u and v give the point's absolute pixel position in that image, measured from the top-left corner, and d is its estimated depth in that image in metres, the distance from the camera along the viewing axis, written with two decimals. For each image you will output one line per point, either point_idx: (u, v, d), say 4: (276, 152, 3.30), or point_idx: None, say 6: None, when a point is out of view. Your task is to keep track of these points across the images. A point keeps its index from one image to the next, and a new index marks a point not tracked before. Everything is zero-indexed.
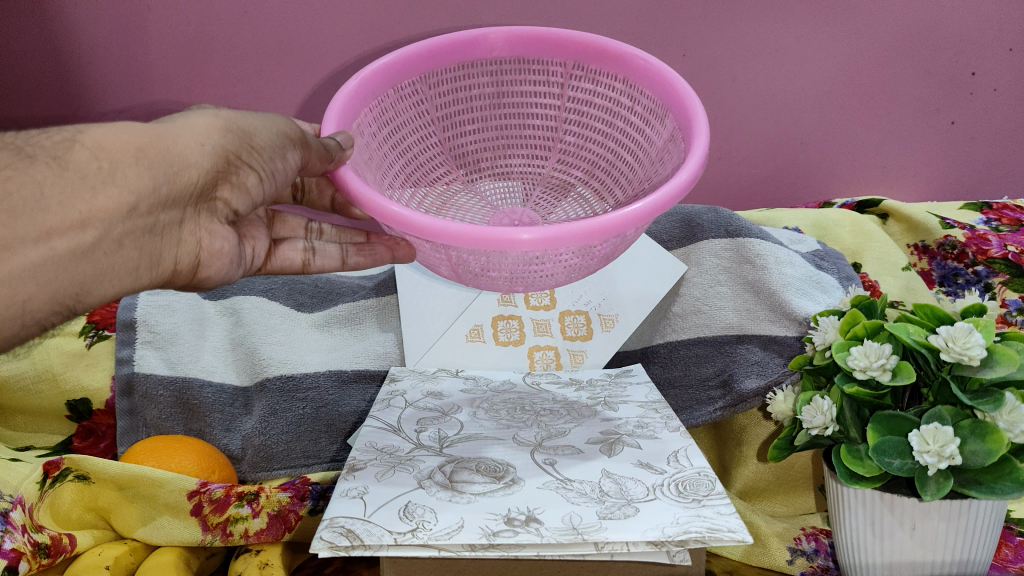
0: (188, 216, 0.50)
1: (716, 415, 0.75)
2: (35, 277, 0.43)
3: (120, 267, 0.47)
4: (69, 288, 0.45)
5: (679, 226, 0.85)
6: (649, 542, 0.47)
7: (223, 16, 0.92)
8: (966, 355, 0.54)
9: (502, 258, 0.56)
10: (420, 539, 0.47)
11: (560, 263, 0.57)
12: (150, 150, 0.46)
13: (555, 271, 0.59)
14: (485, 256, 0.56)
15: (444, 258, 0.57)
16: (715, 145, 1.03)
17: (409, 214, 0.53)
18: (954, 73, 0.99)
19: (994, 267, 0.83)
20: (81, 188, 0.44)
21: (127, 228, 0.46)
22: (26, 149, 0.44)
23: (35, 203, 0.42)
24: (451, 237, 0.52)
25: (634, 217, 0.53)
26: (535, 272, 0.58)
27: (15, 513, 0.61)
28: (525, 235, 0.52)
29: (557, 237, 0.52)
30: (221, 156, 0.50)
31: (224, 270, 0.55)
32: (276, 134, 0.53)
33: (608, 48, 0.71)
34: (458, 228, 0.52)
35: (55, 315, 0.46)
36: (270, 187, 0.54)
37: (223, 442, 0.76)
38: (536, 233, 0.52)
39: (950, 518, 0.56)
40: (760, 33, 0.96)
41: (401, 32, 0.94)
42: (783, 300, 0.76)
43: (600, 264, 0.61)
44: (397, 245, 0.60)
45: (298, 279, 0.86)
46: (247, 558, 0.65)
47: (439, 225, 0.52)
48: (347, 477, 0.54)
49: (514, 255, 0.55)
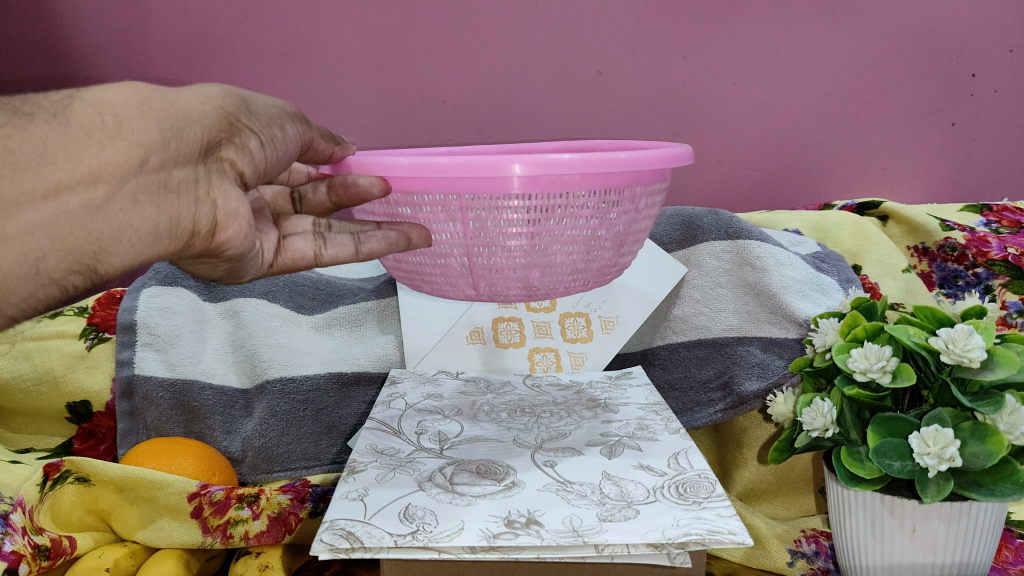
0: (201, 174, 0.43)
1: (717, 417, 0.75)
2: (49, 234, 0.37)
3: (138, 227, 0.40)
4: (88, 245, 0.39)
5: (679, 228, 0.85)
6: (650, 544, 0.46)
7: (228, 19, 0.95)
8: (966, 357, 0.53)
9: (505, 222, 0.50)
10: (420, 541, 0.46)
11: (576, 230, 0.52)
12: (154, 103, 0.40)
13: (570, 248, 0.53)
14: (494, 218, 0.50)
15: (460, 224, 0.51)
16: (715, 147, 1.02)
17: (411, 161, 0.49)
18: (954, 74, 1.00)
19: (994, 269, 0.83)
20: (87, 141, 0.38)
21: (142, 184, 0.40)
22: (24, 107, 0.38)
23: (40, 159, 0.37)
24: (449, 169, 0.48)
25: (644, 156, 0.50)
26: (548, 243, 0.52)
27: (16, 516, 0.60)
28: (520, 164, 0.47)
29: (555, 164, 0.47)
30: (223, 117, 0.43)
31: (244, 238, 0.47)
32: (276, 106, 0.47)
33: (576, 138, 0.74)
34: (453, 160, 0.47)
35: (75, 275, 0.40)
36: (278, 161, 0.48)
37: (224, 445, 0.76)
38: (530, 160, 0.47)
39: (950, 519, 0.55)
40: (759, 35, 0.97)
41: (406, 34, 0.96)
42: (782, 302, 0.76)
43: (614, 251, 0.56)
44: (411, 229, 0.50)
45: (298, 281, 0.86)
46: (246, 561, 0.65)
47: (436, 163, 0.48)
48: (347, 478, 0.54)
49: (517, 209, 0.50)
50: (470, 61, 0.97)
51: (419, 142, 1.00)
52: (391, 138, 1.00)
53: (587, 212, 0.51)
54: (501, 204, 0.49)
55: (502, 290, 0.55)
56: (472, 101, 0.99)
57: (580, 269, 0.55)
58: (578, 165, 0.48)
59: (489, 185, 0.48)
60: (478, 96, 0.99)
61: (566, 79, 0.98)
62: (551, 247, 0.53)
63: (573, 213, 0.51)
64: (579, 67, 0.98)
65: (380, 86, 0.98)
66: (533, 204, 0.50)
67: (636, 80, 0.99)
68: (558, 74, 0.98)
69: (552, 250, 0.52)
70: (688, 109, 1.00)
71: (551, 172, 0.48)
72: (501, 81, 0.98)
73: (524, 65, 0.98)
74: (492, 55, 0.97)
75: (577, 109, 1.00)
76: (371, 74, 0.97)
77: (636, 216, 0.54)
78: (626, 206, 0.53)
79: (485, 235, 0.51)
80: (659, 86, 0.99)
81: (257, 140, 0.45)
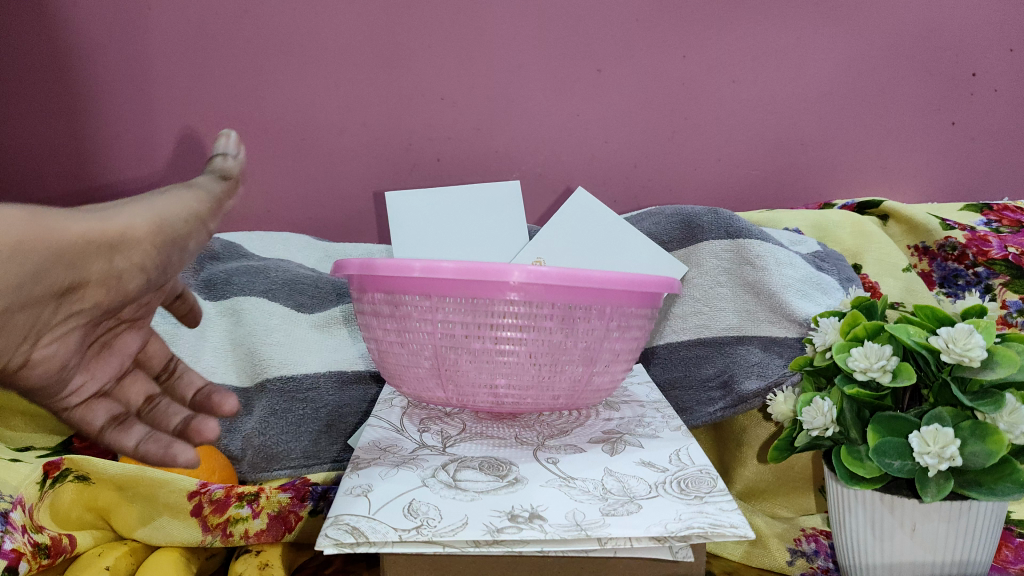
0: None
1: (717, 415, 0.76)
2: None
3: None
4: None
5: (679, 227, 0.84)
6: (652, 538, 0.46)
7: (228, 16, 0.95)
8: (966, 356, 0.53)
9: (495, 329, 0.54)
10: (425, 536, 0.46)
11: (543, 338, 0.55)
12: None
13: (538, 355, 0.56)
14: (485, 330, 0.55)
15: (433, 334, 0.56)
16: (716, 145, 1.01)
17: (423, 270, 0.53)
18: (954, 73, 1.00)
19: (995, 268, 0.83)
20: None
21: None
22: None
23: None
24: (450, 272, 0.52)
25: (641, 279, 0.57)
26: (513, 351, 0.55)
27: (15, 514, 0.60)
28: (518, 271, 0.52)
29: (547, 272, 0.52)
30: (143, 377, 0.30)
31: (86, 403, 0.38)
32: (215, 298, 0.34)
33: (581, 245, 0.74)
34: (455, 263, 0.52)
35: None
36: (167, 270, 0.41)
37: (224, 442, 0.76)
38: (528, 268, 0.52)
39: (950, 518, 0.55)
40: (759, 34, 0.98)
41: (406, 32, 0.96)
42: (783, 301, 0.76)
43: (583, 366, 0.58)
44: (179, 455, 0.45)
45: (298, 279, 0.85)
46: (246, 558, 0.65)
47: (437, 268, 0.52)
48: (351, 475, 0.54)
49: (509, 315, 0.54)
50: (470, 59, 0.97)
51: (419, 141, 1.00)
52: (390, 137, 1.00)
53: (556, 329, 0.55)
54: (493, 311, 0.54)
55: (471, 394, 0.58)
56: (472, 99, 0.99)
57: (548, 375, 0.57)
58: (566, 279, 0.53)
59: (488, 289, 0.53)
60: (478, 95, 0.98)
61: (566, 77, 0.98)
62: (519, 361, 0.56)
63: (545, 328, 0.55)
64: (579, 66, 0.98)
65: (379, 85, 0.98)
66: (519, 315, 0.54)
67: (636, 79, 0.99)
68: (558, 72, 0.98)
69: (516, 356, 0.55)
70: (688, 108, 1.00)
71: (544, 284, 0.53)
72: (501, 80, 0.98)
73: (524, 64, 0.98)
74: (492, 54, 0.97)
75: (576, 108, 0.99)
76: (371, 72, 0.97)
77: (605, 338, 0.57)
78: (596, 325, 0.56)
79: (455, 342, 0.55)
80: (659, 85, 0.99)
81: (130, 261, 0.38)
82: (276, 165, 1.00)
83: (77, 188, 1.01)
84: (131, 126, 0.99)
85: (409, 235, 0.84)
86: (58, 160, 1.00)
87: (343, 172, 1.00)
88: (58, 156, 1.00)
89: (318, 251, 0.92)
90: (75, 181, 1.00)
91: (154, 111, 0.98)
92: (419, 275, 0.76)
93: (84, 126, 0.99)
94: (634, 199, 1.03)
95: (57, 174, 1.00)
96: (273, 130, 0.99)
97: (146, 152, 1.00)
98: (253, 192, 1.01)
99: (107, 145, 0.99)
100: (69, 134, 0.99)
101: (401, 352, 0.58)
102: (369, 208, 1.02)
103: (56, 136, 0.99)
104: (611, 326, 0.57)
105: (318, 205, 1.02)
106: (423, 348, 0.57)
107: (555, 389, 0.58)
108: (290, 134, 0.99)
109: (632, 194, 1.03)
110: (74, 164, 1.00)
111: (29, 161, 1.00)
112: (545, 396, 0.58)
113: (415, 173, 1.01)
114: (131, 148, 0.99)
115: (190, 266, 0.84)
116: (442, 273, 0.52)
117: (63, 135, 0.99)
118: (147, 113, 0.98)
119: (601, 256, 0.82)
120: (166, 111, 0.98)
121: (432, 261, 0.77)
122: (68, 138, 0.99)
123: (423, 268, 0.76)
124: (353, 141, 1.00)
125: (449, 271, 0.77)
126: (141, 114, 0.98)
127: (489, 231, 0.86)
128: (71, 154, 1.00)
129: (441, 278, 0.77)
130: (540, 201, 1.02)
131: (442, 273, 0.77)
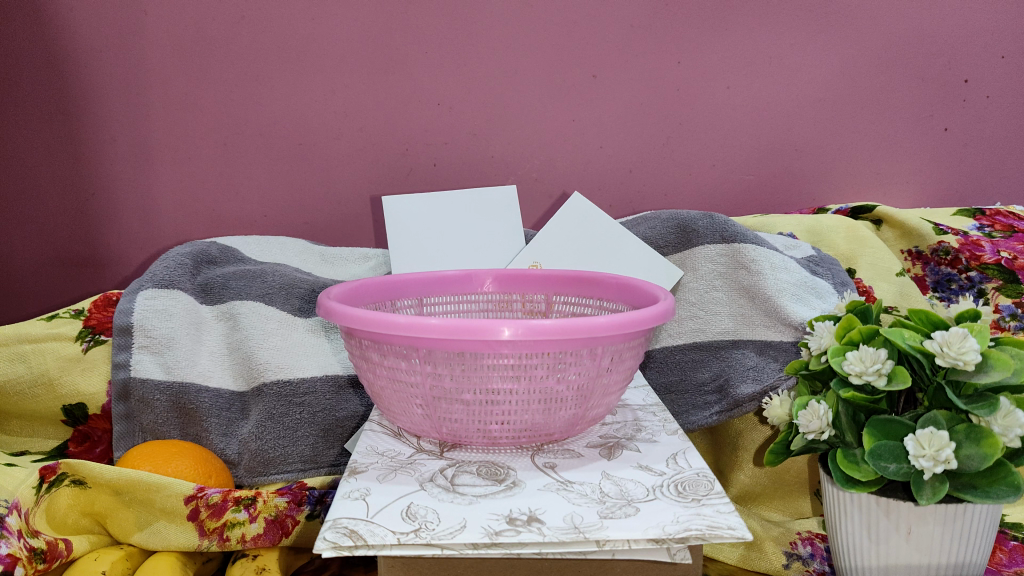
0: None
1: (712, 420, 0.77)
2: None
3: None
4: None
5: (674, 232, 0.84)
6: (650, 540, 0.45)
7: (224, 20, 0.95)
8: (961, 360, 0.53)
9: (484, 369, 0.52)
10: (423, 539, 0.45)
11: (532, 384, 0.53)
12: None
13: (529, 406, 0.55)
14: (474, 370, 0.53)
15: (420, 375, 0.54)
16: (712, 149, 1.02)
17: (409, 321, 0.49)
18: (947, 80, 1.02)
19: (988, 273, 0.84)
20: None
21: None
22: None
23: None
24: (432, 331, 0.49)
25: (641, 317, 0.53)
26: (503, 397, 0.54)
27: (11, 518, 0.59)
28: (507, 328, 0.49)
29: (539, 331, 0.49)
30: None
31: None
32: None
33: (583, 272, 0.73)
34: (436, 322, 0.49)
35: None
36: None
37: (220, 447, 0.77)
38: (517, 326, 0.49)
39: (945, 521, 0.56)
40: (755, 38, 0.98)
41: (404, 36, 0.96)
42: (777, 305, 0.76)
43: (577, 403, 0.56)
44: None
45: (295, 283, 0.84)
46: (244, 563, 0.65)
47: (416, 321, 0.49)
48: (348, 477, 0.53)
49: (502, 363, 0.52)
50: (468, 63, 0.97)
51: (415, 145, 1.00)
52: (387, 142, 1.00)
53: (548, 374, 0.53)
54: (484, 359, 0.52)
55: (464, 435, 0.57)
56: (469, 104, 0.99)
57: (541, 418, 0.56)
58: (560, 333, 0.49)
59: (476, 343, 0.50)
60: (475, 100, 0.99)
61: (563, 82, 0.99)
62: (510, 405, 0.54)
63: (536, 376, 0.53)
64: (575, 71, 0.98)
65: (377, 89, 0.98)
66: (510, 365, 0.52)
67: (633, 84, 0.99)
68: (555, 78, 0.98)
69: (507, 400, 0.54)
70: (684, 112, 1.01)
71: (537, 339, 0.49)
72: (498, 84, 0.98)
73: (522, 69, 0.98)
74: (490, 58, 0.97)
75: (573, 113, 1.00)
76: (369, 77, 0.98)
77: (599, 376, 0.55)
78: (587, 368, 0.54)
79: (447, 392, 0.54)
80: (656, 91, 1.00)
81: None
82: (273, 168, 1.00)
83: (73, 191, 1.00)
84: (127, 129, 0.98)
85: (407, 241, 0.83)
86: (54, 163, 1.00)
87: (339, 176, 1.01)
88: (55, 159, 0.99)
89: (315, 255, 0.93)
90: (71, 184, 1.00)
91: (150, 115, 0.98)
92: (420, 302, 0.74)
93: (79, 130, 0.98)
94: (630, 204, 1.03)
95: (54, 177, 1.00)
96: (268, 134, 0.99)
97: (142, 157, 0.99)
98: (249, 196, 1.01)
99: (103, 148, 0.99)
100: (66, 137, 0.99)
101: (390, 387, 0.56)
102: (366, 213, 1.02)
103: (53, 139, 0.99)
104: (604, 365, 0.55)
105: (315, 209, 1.02)
106: (412, 374, 0.54)
107: (550, 427, 0.57)
108: (287, 137, 0.99)
109: (629, 199, 1.03)
110: (71, 168, 1.00)
111: (25, 164, 1.00)
112: (539, 434, 0.57)
113: (412, 177, 1.01)
114: (127, 152, 0.99)
115: (185, 270, 0.83)
116: (430, 332, 0.49)
117: (60, 138, 0.99)
118: (144, 117, 0.98)
119: (598, 260, 0.83)
120: (163, 114, 0.98)
121: (433, 291, 0.74)
122: (64, 142, 0.99)
123: (424, 296, 0.74)
124: (350, 145, 1.00)
125: (450, 301, 0.75)
126: (138, 117, 0.98)
127: (487, 237, 0.86)
128: (67, 157, 0.99)
129: (440, 308, 0.75)
130: (537, 206, 1.02)
131: (442, 302, 0.75)
